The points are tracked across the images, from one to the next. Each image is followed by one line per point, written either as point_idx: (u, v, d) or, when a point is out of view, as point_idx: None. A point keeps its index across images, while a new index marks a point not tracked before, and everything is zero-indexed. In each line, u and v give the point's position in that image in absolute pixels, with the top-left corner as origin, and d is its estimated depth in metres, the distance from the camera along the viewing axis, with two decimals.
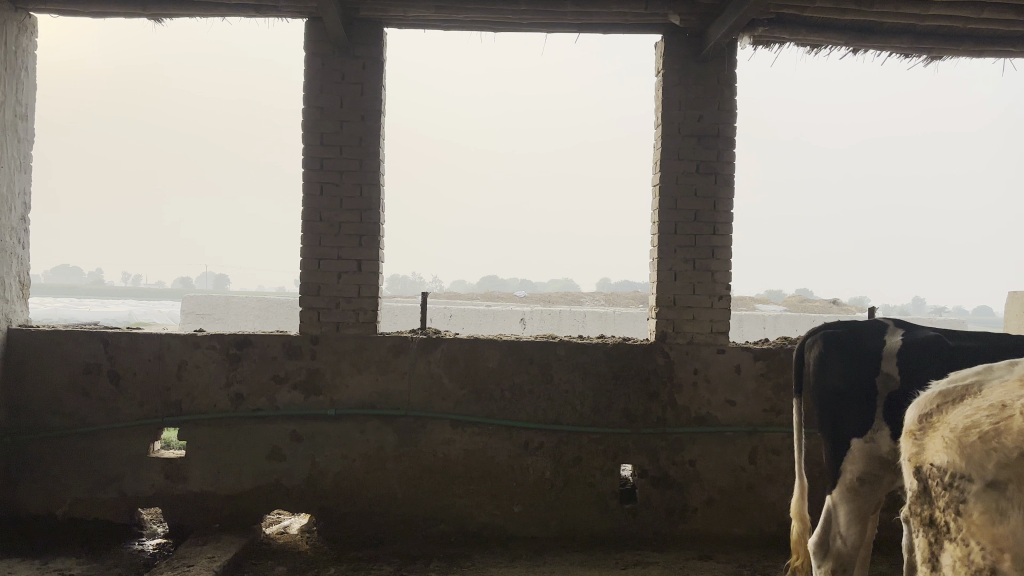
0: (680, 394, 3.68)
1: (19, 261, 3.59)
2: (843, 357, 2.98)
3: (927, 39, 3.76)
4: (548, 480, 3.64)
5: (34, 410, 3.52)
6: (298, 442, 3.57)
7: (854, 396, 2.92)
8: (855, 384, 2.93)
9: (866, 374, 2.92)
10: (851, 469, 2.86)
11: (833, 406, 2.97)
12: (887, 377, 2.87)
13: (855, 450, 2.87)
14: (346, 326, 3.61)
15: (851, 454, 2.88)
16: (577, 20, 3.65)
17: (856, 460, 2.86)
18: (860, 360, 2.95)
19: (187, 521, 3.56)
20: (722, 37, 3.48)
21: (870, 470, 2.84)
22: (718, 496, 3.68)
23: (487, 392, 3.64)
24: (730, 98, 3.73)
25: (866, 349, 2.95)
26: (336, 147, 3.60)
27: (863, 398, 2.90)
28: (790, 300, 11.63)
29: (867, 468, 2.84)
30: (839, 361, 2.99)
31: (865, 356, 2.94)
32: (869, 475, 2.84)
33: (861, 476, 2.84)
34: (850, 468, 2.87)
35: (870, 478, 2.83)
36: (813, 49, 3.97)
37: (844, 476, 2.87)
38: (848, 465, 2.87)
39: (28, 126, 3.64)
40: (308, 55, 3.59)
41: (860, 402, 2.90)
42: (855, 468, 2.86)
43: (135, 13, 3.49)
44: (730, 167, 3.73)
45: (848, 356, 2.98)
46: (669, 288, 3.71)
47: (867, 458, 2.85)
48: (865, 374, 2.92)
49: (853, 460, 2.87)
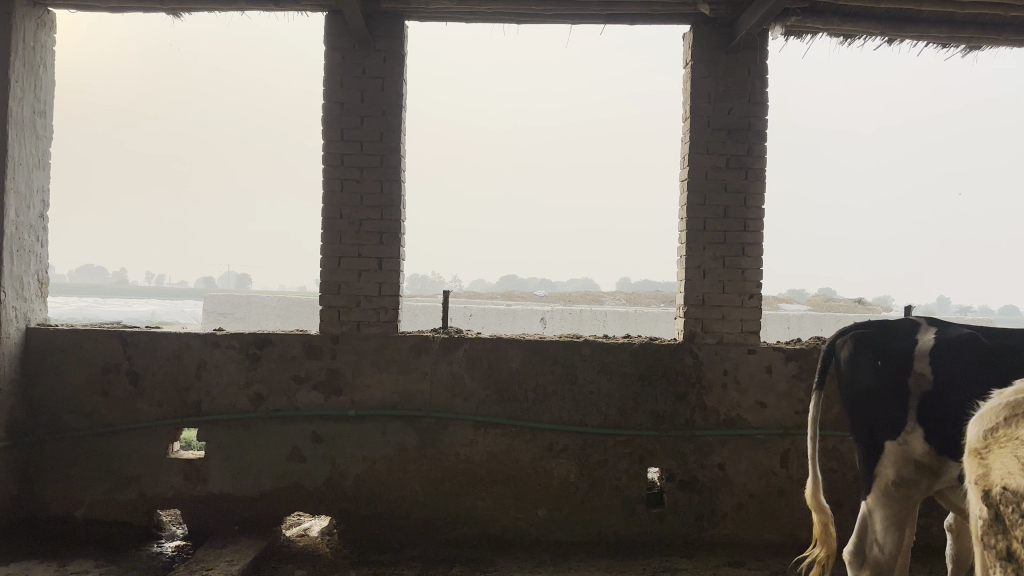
0: (709, 396, 3.55)
1: (37, 259, 3.56)
2: (873, 355, 2.84)
3: (967, 27, 3.58)
4: (573, 482, 3.54)
5: (53, 409, 3.50)
6: (318, 443, 3.50)
7: (885, 396, 2.77)
8: (886, 383, 2.78)
9: (897, 372, 2.76)
10: (887, 472, 2.73)
11: (865, 406, 2.83)
12: (920, 376, 2.70)
13: (890, 453, 2.73)
14: (366, 325, 3.53)
15: (886, 457, 2.74)
16: (601, 9, 3.53)
17: (890, 463, 2.73)
18: (891, 357, 2.79)
19: (206, 523, 3.51)
20: (753, 26, 3.35)
21: (906, 473, 2.69)
22: (749, 501, 3.55)
23: (511, 393, 3.55)
24: (762, 88, 3.59)
25: (899, 350, 2.78)
26: (357, 143, 3.53)
27: (896, 397, 2.75)
28: (813, 300, 11.38)
29: (902, 471, 2.70)
30: (870, 359, 2.85)
31: (897, 354, 2.78)
32: (905, 479, 2.69)
33: (896, 480, 2.70)
34: (886, 472, 2.73)
35: (906, 482, 2.68)
36: (846, 40, 3.82)
37: (878, 481, 2.75)
38: (882, 469, 2.75)
39: (46, 123, 3.61)
40: (328, 50, 3.52)
41: (892, 404, 2.75)
42: (891, 471, 2.72)
43: (154, 8, 3.45)
44: (762, 161, 3.59)
45: (878, 354, 2.83)
46: (699, 286, 3.58)
47: (902, 460, 2.70)
48: (895, 373, 2.77)
49: (888, 463, 2.73)
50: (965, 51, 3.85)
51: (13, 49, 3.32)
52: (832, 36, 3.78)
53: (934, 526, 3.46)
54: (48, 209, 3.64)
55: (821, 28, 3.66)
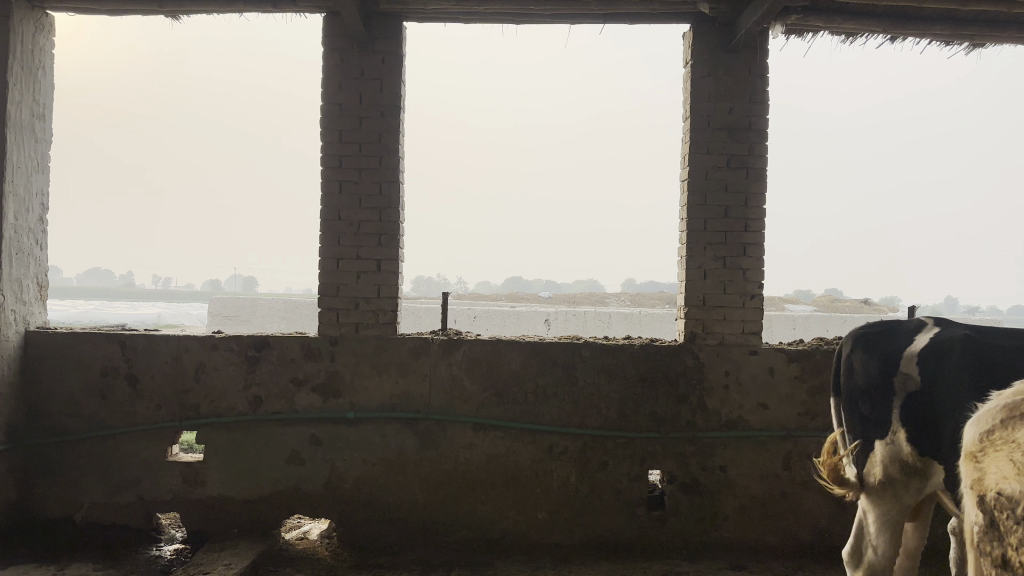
0: (710, 398, 3.52)
1: (36, 262, 3.57)
2: (863, 354, 2.83)
3: (971, 25, 3.55)
4: (573, 485, 3.52)
5: (51, 412, 3.50)
6: (317, 446, 3.50)
7: (874, 395, 2.76)
8: (875, 382, 2.76)
9: (884, 372, 2.74)
10: (874, 472, 2.71)
11: (860, 406, 2.83)
12: (906, 377, 2.66)
13: (879, 452, 2.71)
14: (365, 327, 3.52)
15: (875, 456, 2.73)
16: (601, 8, 3.51)
17: (878, 462, 2.71)
18: (879, 357, 2.77)
19: (205, 526, 3.51)
20: (754, 24, 3.32)
21: (893, 473, 2.65)
22: (750, 503, 3.52)
23: (510, 395, 3.53)
24: (763, 88, 3.57)
25: (893, 350, 2.74)
26: (356, 144, 3.52)
27: (884, 397, 2.72)
28: (820, 300, 11.31)
29: (890, 471, 2.66)
30: (861, 359, 2.84)
31: (885, 354, 2.76)
32: (892, 479, 2.65)
33: (884, 480, 2.67)
34: (875, 471, 2.71)
35: (893, 482, 2.65)
36: (848, 39, 3.79)
37: (868, 481, 2.73)
38: (872, 468, 2.73)
39: (45, 126, 3.62)
40: (326, 51, 3.52)
41: (881, 404, 2.73)
42: (879, 471, 2.70)
43: (153, 10, 3.45)
44: (763, 161, 3.56)
45: (868, 353, 2.81)
46: (699, 287, 3.56)
47: (890, 460, 2.67)
48: (882, 372, 2.74)
49: (876, 463, 2.71)
50: (969, 49, 3.81)
51: (12, 52, 3.33)
52: (834, 35, 3.75)
53: (939, 529, 3.42)
54: (46, 212, 3.64)
55: (823, 26, 3.63)
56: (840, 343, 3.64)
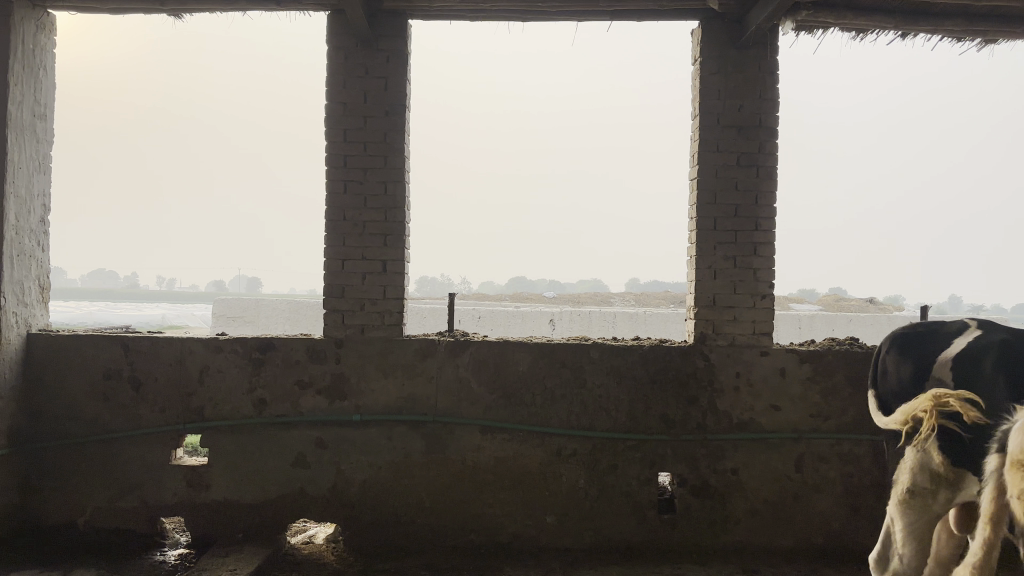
0: (721, 399, 3.47)
1: (38, 265, 3.53)
2: (897, 355, 2.77)
3: (986, 20, 3.48)
4: (581, 488, 3.46)
5: (55, 416, 3.46)
6: (322, 449, 3.45)
7: (904, 399, 2.70)
8: (906, 385, 2.70)
9: (916, 375, 2.67)
10: (903, 479, 2.62)
11: (891, 410, 2.76)
12: (939, 382, 2.59)
13: (908, 459, 2.60)
14: (371, 328, 3.47)
15: (904, 463, 2.63)
16: (607, 5, 3.46)
17: (908, 470, 2.60)
18: (913, 359, 2.70)
19: (210, 530, 3.47)
20: (764, 21, 3.27)
21: (922, 481, 2.54)
22: (762, 506, 3.46)
23: (518, 397, 3.48)
24: (773, 84, 3.51)
25: (929, 353, 2.66)
26: (360, 144, 3.48)
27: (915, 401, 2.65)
28: (826, 300, 11.20)
29: (919, 479, 2.56)
30: (894, 361, 2.77)
31: (919, 356, 2.68)
32: (921, 487, 2.55)
33: (912, 488, 2.57)
34: (904, 478, 2.62)
35: (922, 490, 2.55)
36: (859, 35, 3.72)
37: (897, 487, 2.65)
38: (901, 475, 2.63)
39: (47, 126, 3.58)
40: (330, 49, 3.47)
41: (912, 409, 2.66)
42: (907, 478, 2.60)
43: (155, 9, 3.42)
44: (774, 159, 3.50)
45: (901, 355, 2.75)
46: (709, 287, 3.50)
47: (919, 467, 2.56)
48: (914, 375, 2.67)
49: (905, 469, 2.61)
50: (981, 45, 3.74)
51: (12, 52, 3.29)
52: (845, 31, 3.69)
53: None
54: (48, 214, 3.61)
55: (833, 23, 3.57)
56: (852, 343, 3.58)
